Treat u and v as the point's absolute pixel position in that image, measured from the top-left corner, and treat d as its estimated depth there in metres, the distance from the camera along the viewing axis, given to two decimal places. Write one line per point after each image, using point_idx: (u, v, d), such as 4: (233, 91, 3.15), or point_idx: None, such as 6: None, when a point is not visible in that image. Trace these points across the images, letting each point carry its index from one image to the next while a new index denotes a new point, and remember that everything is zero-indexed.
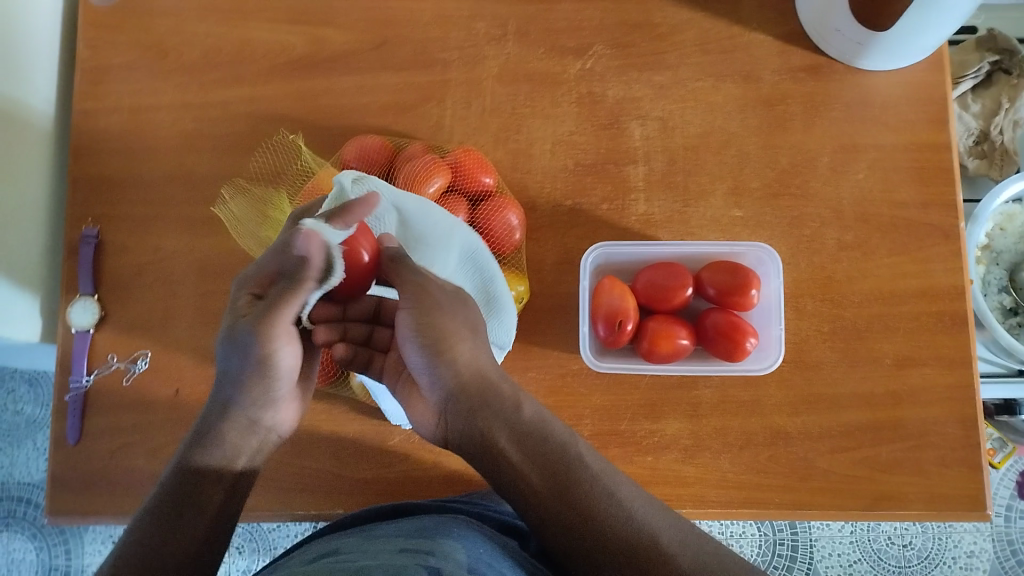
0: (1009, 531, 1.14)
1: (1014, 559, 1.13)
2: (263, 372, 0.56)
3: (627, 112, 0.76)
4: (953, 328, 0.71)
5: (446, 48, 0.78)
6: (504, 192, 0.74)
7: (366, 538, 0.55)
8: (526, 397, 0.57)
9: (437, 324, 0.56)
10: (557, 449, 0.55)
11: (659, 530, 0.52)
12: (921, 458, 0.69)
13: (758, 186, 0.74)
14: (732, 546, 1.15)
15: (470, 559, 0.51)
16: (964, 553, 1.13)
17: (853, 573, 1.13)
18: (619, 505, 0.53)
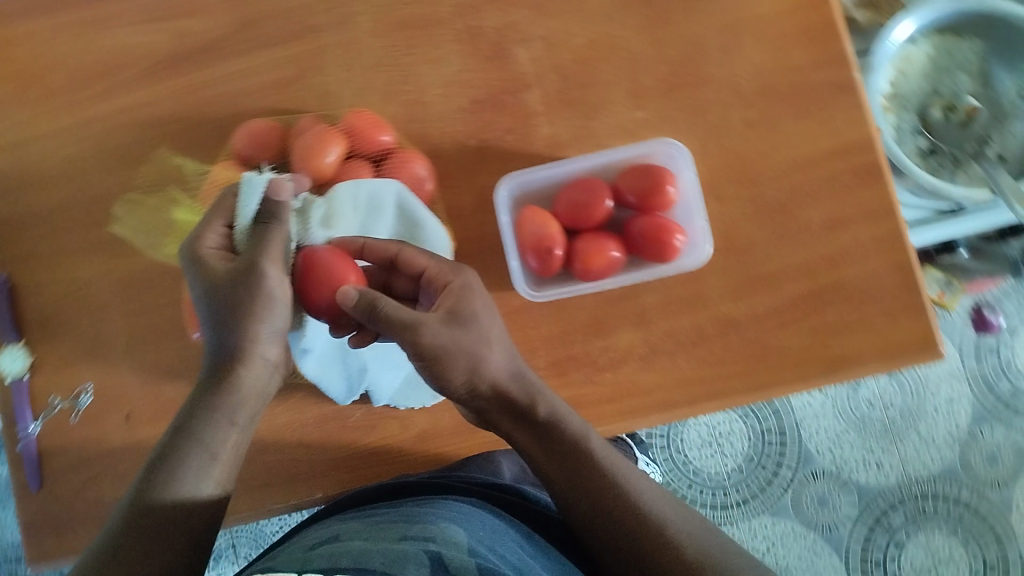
0: (983, 369, 1.26)
1: (992, 394, 1.25)
2: (257, 308, 0.56)
3: (509, 38, 0.75)
4: (869, 179, 0.71)
5: (314, 13, 0.75)
6: (406, 147, 0.73)
7: (364, 523, 0.59)
8: (543, 395, 0.62)
9: (445, 359, 0.57)
10: (578, 452, 0.60)
11: (686, 525, 0.58)
12: (866, 313, 0.70)
13: (654, 83, 0.73)
14: (724, 444, 1.25)
15: (469, 541, 0.56)
16: (943, 400, 1.26)
17: (842, 443, 1.25)
18: (634, 505, 0.58)
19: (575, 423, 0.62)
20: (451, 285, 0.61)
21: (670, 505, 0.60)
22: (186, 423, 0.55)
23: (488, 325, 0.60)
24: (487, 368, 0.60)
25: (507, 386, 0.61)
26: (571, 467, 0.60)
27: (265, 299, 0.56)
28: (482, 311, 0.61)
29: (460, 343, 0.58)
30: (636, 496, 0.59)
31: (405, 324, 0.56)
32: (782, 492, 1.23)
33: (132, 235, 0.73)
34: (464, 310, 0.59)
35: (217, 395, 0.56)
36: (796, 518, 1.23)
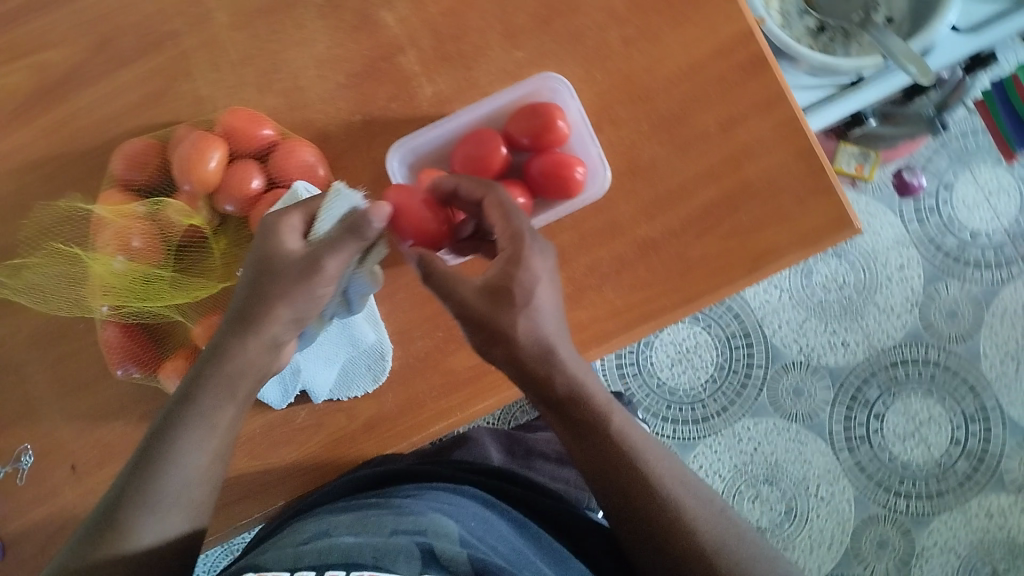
0: (926, 230, 1.27)
1: (939, 253, 1.27)
2: (297, 287, 0.55)
3: (372, 4, 0.72)
4: (757, 73, 0.71)
5: (168, 20, 0.72)
6: (290, 137, 0.70)
7: (358, 515, 0.59)
8: (572, 365, 0.57)
9: (490, 329, 0.56)
10: (599, 434, 0.56)
11: (705, 518, 0.55)
12: (778, 205, 0.70)
13: (526, 20, 0.72)
14: (693, 359, 1.26)
15: (460, 532, 0.56)
16: (895, 270, 1.27)
17: (806, 332, 1.26)
18: (663, 477, 0.56)
19: (599, 398, 0.57)
20: (507, 253, 0.57)
21: (688, 487, 0.56)
22: (189, 395, 0.55)
23: (541, 303, 0.56)
24: (520, 347, 0.55)
25: (537, 364, 0.56)
26: (605, 447, 0.56)
27: (308, 285, 0.55)
28: (538, 287, 0.57)
29: (503, 305, 0.55)
30: (658, 480, 0.55)
31: (454, 291, 0.57)
32: (757, 393, 1.25)
33: (35, 302, 0.68)
34: (515, 294, 0.56)
35: (219, 373, 0.55)
36: (776, 413, 1.24)
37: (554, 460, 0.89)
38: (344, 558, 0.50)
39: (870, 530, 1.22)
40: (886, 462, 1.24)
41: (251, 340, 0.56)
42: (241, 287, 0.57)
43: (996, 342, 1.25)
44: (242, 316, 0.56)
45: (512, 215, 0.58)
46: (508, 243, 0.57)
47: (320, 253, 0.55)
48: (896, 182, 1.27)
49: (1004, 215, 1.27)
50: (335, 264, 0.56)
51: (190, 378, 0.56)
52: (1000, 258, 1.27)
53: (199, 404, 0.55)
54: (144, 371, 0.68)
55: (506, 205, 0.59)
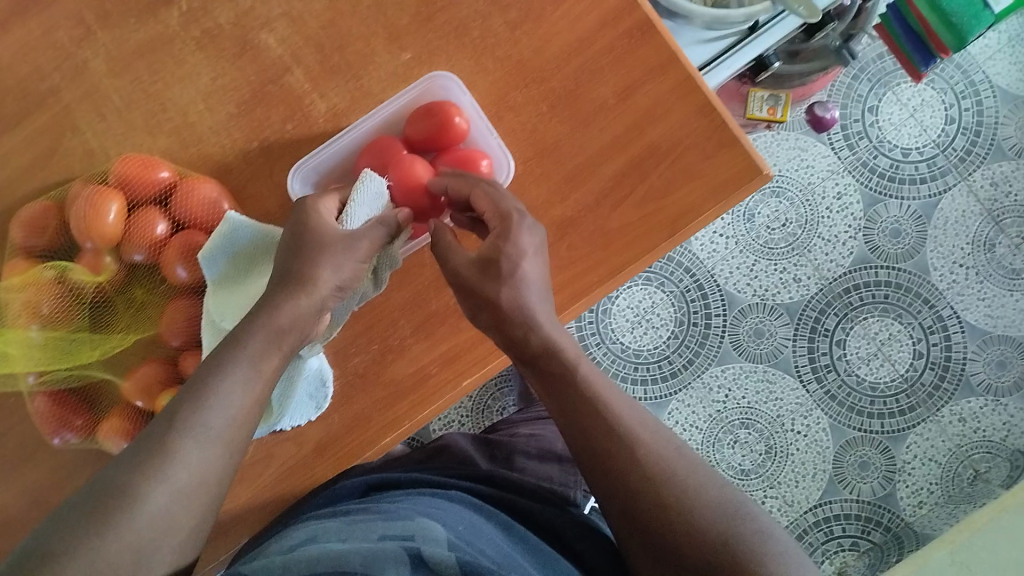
0: (858, 155, 1.28)
1: (873, 176, 1.28)
2: (326, 257, 0.58)
3: (250, 27, 0.71)
4: (645, 36, 0.71)
5: (45, 76, 0.71)
6: (188, 174, 0.69)
7: (343, 525, 0.61)
8: (550, 319, 0.59)
9: (481, 294, 0.59)
10: (566, 380, 0.58)
11: (667, 460, 0.56)
12: (687, 164, 0.70)
13: (408, 20, 0.71)
14: (651, 318, 1.27)
15: (447, 536, 0.57)
16: (834, 199, 1.28)
17: (757, 274, 1.27)
18: (627, 427, 0.57)
19: (571, 349, 0.59)
20: (496, 228, 0.60)
21: (656, 434, 0.58)
22: (233, 345, 0.56)
23: (526, 274, 0.59)
24: (504, 312, 0.58)
25: (526, 314, 0.58)
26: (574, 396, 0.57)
27: (336, 252, 0.59)
28: (532, 257, 0.60)
29: (493, 272, 0.59)
30: (623, 423, 0.57)
31: (448, 259, 0.61)
32: (720, 340, 1.26)
33: None
34: (505, 268, 0.59)
35: (265, 323, 0.56)
36: (741, 357, 1.26)
37: (537, 456, 0.90)
38: (333, 562, 0.52)
39: (851, 454, 1.23)
40: (853, 385, 1.25)
41: (298, 296, 0.57)
42: (281, 255, 0.60)
43: (942, 252, 1.26)
44: (303, 266, 0.58)
45: (500, 197, 0.61)
46: (496, 219, 0.60)
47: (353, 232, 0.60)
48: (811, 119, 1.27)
49: (931, 127, 1.28)
50: (370, 241, 0.61)
51: (231, 335, 0.57)
52: (933, 170, 1.27)
53: (232, 363, 0.55)
54: (81, 435, 0.67)
55: (497, 193, 0.62)
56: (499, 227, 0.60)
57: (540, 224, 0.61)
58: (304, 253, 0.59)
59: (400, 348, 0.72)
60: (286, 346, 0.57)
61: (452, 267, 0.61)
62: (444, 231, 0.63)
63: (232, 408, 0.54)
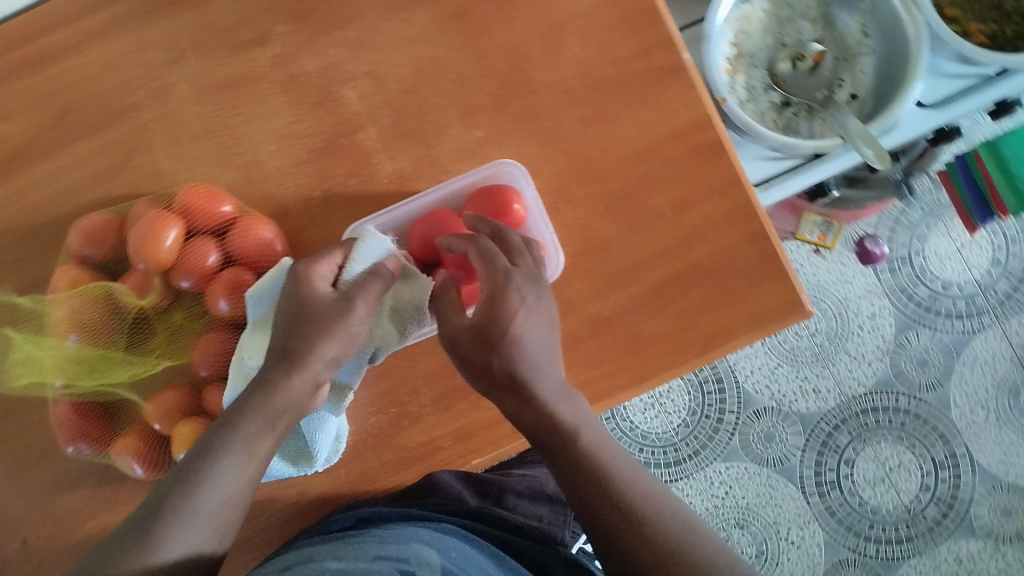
0: (898, 279, 1.28)
1: (911, 303, 1.27)
2: (319, 335, 0.59)
3: (334, 80, 0.72)
4: (712, 157, 0.71)
5: (130, 92, 0.72)
6: (249, 212, 0.71)
7: (339, 545, 0.60)
8: (550, 381, 0.58)
9: (474, 361, 0.58)
10: (562, 451, 0.56)
11: (668, 531, 0.54)
12: (731, 287, 0.70)
13: (486, 100, 0.72)
14: (665, 403, 1.27)
15: (441, 561, 0.60)
16: (866, 317, 1.27)
17: (777, 377, 1.27)
18: (627, 489, 0.55)
19: (570, 417, 0.57)
20: (486, 291, 0.59)
21: (655, 499, 0.56)
22: (227, 428, 0.58)
23: (519, 335, 0.57)
24: (496, 377, 0.57)
25: (524, 380, 0.57)
26: (572, 459, 0.56)
27: (333, 325, 0.59)
28: (526, 316, 0.58)
29: (482, 340, 0.58)
30: (624, 490, 0.55)
31: (450, 323, 0.61)
32: (729, 437, 1.26)
33: None
34: (495, 334, 0.57)
35: (261, 405, 0.58)
36: (747, 458, 1.25)
37: (528, 496, 0.87)
38: None
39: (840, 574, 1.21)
40: (855, 506, 1.23)
41: (297, 372, 0.59)
42: (277, 326, 0.61)
43: (966, 392, 1.25)
44: (295, 343, 0.59)
45: (493, 257, 0.61)
46: (489, 278, 0.60)
47: (353, 299, 0.60)
48: (860, 250, 1.26)
49: (976, 266, 1.27)
50: (366, 304, 0.61)
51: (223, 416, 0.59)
52: (971, 308, 1.26)
53: (225, 443, 0.57)
54: (95, 447, 0.69)
55: (493, 251, 0.61)
56: (487, 295, 0.59)
57: (537, 280, 0.60)
58: (293, 332, 0.59)
59: (416, 416, 0.73)
60: (284, 420, 0.59)
61: (452, 328, 0.61)
62: (450, 293, 0.63)
63: (225, 489, 0.56)
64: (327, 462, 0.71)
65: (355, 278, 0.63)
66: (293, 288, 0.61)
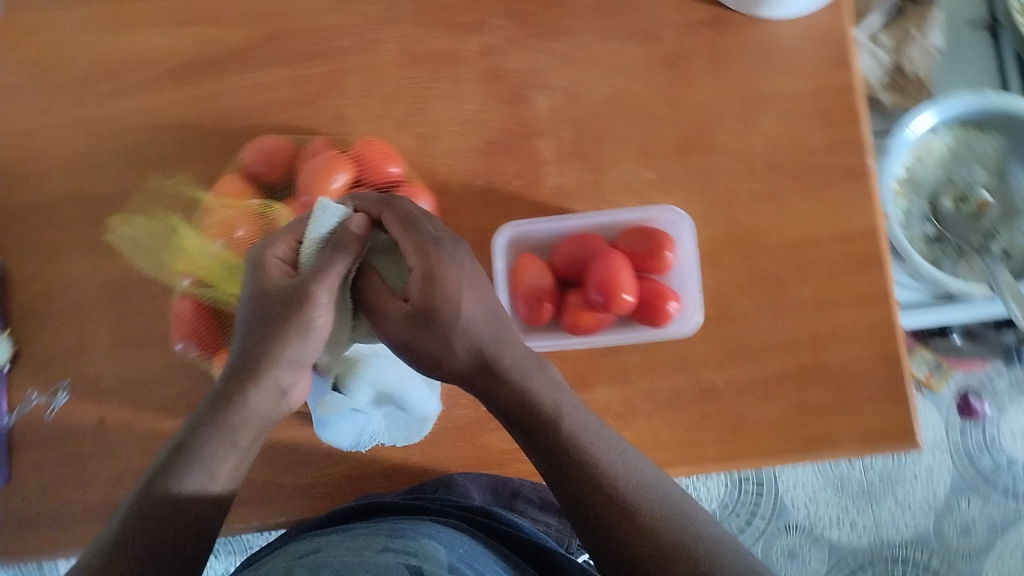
0: (967, 442, 1.22)
1: (972, 470, 1.22)
2: (295, 336, 0.56)
3: (531, 84, 0.75)
4: (867, 267, 0.71)
5: (340, 36, 0.75)
6: (412, 180, 0.73)
7: (346, 535, 0.61)
8: (517, 356, 0.58)
9: (418, 344, 0.56)
10: (546, 436, 0.56)
11: (679, 533, 0.52)
12: (848, 396, 0.70)
13: (668, 146, 0.74)
14: (697, 489, 1.25)
15: (449, 556, 0.58)
16: (923, 468, 1.23)
17: (817, 500, 1.23)
18: (615, 479, 0.55)
19: (550, 402, 0.57)
20: (419, 267, 0.56)
21: (668, 499, 0.55)
22: (202, 425, 0.58)
23: (468, 314, 0.56)
24: (459, 361, 0.56)
25: (490, 355, 0.57)
26: (552, 449, 0.56)
27: (292, 327, 0.56)
28: (467, 291, 0.57)
29: (434, 324, 0.55)
30: (617, 481, 0.54)
31: (384, 307, 0.57)
32: (751, 541, 1.24)
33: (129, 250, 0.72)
34: (441, 314, 0.56)
35: (234, 407, 0.58)
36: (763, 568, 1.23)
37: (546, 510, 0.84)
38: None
39: None
40: None
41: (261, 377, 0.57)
42: (246, 322, 0.58)
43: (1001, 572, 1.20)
44: (251, 342, 0.57)
45: (415, 219, 0.58)
46: (421, 251, 0.56)
47: (302, 294, 0.55)
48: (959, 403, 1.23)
49: None
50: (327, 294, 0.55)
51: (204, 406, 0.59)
52: None
53: (208, 436, 0.58)
54: (202, 351, 0.69)
55: (413, 215, 0.58)
56: (422, 270, 0.56)
57: (460, 241, 0.59)
58: (255, 335, 0.57)
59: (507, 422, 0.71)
60: (266, 407, 0.59)
61: (393, 320, 0.57)
62: (376, 284, 0.58)
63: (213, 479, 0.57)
64: (412, 439, 0.71)
65: (314, 257, 0.57)
66: (254, 284, 0.57)
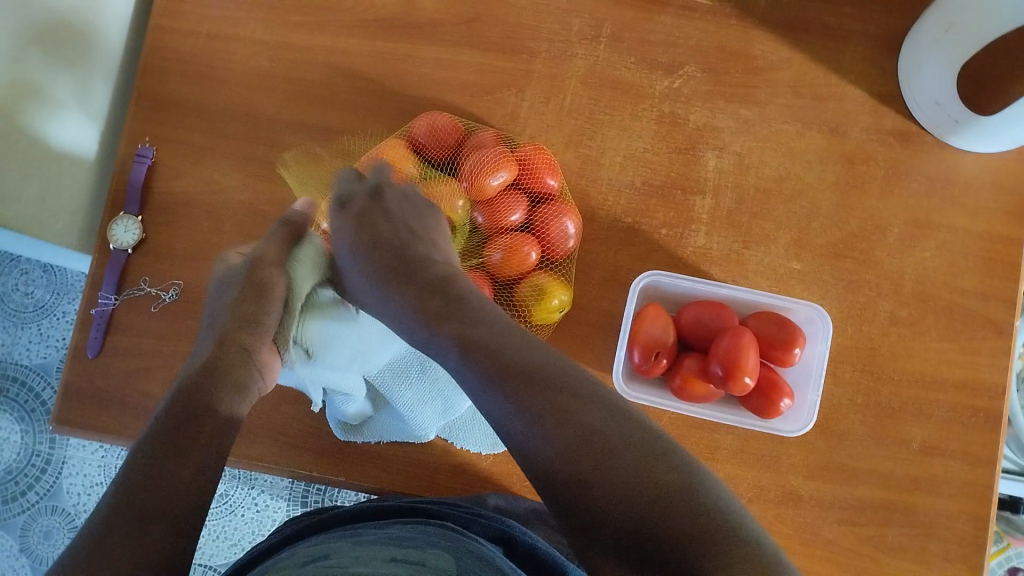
0: None
1: None
2: (252, 296, 0.61)
3: (705, 140, 0.74)
4: (986, 425, 0.69)
5: (537, 38, 0.76)
6: (566, 198, 0.72)
7: (353, 543, 0.53)
8: (466, 299, 0.54)
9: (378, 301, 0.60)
10: (504, 377, 0.46)
11: (682, 505, 0.38)
12: (927, 548, 0.67)
13: (822, 243, 0.72)
14: None
15: (462, 569, 0.51)
16: None
17: None
18: (575, 437, 0.42)
19: (494, 337, 0.49)
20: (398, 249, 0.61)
21: (616, 419, 0.43)
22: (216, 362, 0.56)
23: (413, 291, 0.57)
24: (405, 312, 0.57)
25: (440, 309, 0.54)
26: (520, 387, 0.45)
27: (257, 290, 0.61)
28: (383, 217, 0.64)
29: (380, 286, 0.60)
30: (589, 417, 0.43)
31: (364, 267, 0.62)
32: None
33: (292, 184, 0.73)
34: (415, 258, 0.60)
35: (242, 356, 0.58)
36: None
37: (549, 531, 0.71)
38: None
39: None
40: None
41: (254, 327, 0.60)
42: (224, 297, 0.63)
43: None
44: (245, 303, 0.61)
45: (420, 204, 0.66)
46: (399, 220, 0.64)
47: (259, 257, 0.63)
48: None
49: None
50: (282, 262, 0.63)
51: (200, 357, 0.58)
52: None
53: (218, 369, 0.55)
54: None
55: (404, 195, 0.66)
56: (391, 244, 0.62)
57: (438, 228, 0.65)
58: (249, 295, 0.61)
59: None
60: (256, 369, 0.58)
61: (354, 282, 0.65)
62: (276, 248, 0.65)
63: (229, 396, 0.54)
64: (423, 436, 0.70)
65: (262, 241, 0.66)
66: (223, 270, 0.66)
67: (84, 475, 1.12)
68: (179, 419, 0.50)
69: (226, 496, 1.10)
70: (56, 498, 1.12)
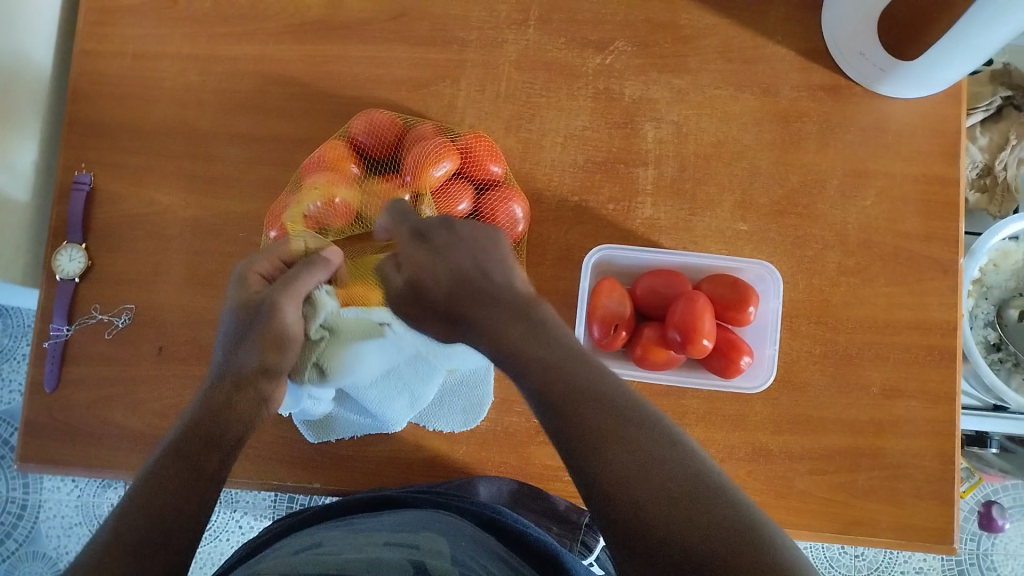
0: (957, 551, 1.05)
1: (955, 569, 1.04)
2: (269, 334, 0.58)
3: (642, 112, 0.75)
4: (940, 362, 0.70)
5: (466, 27, 0.76)
6: (511, 183, 0.72)
7: (348, 532, 0.54)
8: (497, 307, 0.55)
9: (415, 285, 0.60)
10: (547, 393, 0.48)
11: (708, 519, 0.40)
12: (896, 487, 0.69)
13: (765, 202, 0.73)
14: None
15: (454, 551, 0.50)
16: (912, 568, 1.03)
17: None
18: (624, 456, 0.44)
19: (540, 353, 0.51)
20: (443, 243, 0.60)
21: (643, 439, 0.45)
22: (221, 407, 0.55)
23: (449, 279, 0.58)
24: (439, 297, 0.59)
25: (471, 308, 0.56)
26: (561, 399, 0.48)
27: (270, 329, 0.58)
28: (445, 260, 0.59)
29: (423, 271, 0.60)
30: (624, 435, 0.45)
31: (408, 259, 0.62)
32: None
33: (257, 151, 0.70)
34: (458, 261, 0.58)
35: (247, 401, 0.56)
36: None
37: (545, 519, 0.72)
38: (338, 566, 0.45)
39: None
40: None
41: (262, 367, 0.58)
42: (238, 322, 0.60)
43: None
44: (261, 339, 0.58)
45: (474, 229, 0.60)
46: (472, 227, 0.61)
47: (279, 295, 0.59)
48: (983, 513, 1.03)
49: None
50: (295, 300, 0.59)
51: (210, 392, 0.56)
52: None
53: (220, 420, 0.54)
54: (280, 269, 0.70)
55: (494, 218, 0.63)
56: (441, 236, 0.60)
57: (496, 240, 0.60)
58: (268, 344, 0.58)
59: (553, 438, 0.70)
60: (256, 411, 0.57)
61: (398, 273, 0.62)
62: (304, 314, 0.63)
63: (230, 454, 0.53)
64: (394, 427, 0.70)
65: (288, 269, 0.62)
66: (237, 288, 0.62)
67: (62, 516, 1.10)
68: (186, 467, 0.50)
69: (210, 521, 1.09)
70: (36, 542, 1.10)
